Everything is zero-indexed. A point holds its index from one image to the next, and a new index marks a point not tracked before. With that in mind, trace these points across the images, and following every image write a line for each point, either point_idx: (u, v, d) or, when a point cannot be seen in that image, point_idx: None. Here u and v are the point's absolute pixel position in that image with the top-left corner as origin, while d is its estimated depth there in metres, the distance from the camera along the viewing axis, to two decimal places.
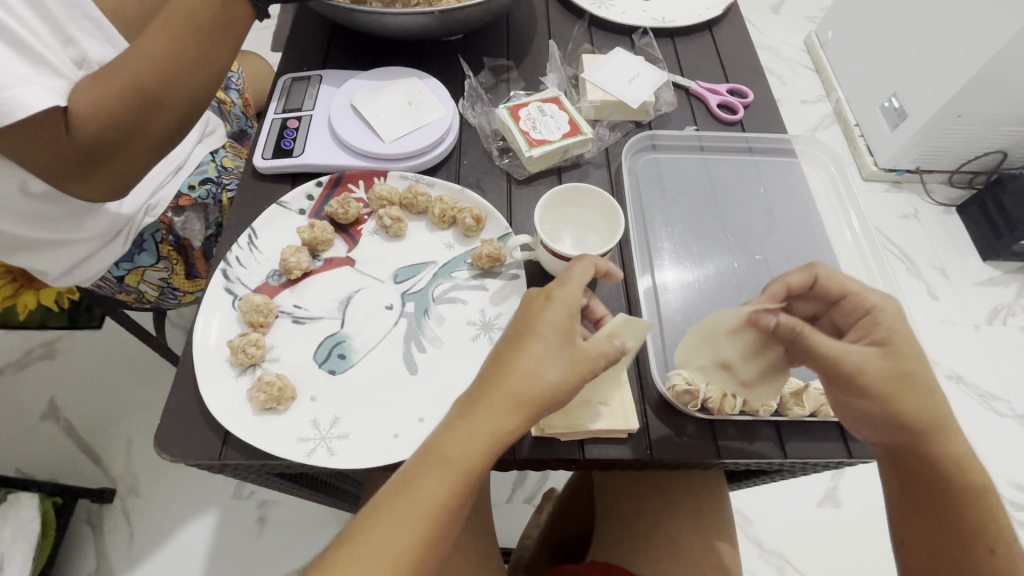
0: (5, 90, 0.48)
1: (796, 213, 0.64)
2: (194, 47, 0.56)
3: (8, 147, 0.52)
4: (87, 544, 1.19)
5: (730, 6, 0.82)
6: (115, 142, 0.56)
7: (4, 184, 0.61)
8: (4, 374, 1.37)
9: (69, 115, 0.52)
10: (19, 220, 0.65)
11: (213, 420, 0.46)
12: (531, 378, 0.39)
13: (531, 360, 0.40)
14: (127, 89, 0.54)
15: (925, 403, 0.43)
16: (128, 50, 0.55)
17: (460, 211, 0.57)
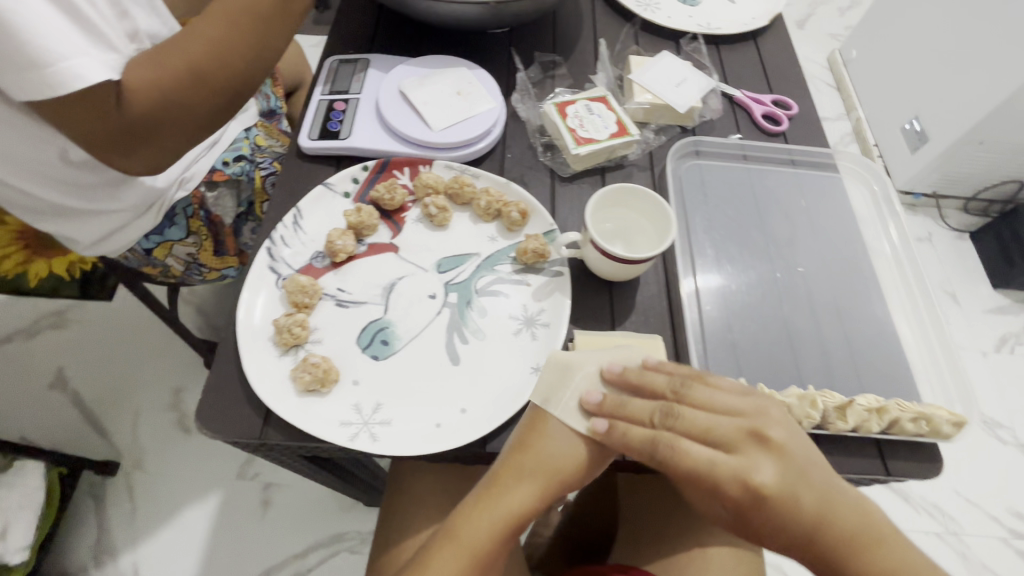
0: (66, 59, 0.48)
1: (836, 226, 0.64)
2: (250, 31, 0.55)
3: (58, 115, 0.52)
4: (88, 515, 1.18)
5: (774, 17, 0.82)
6: (164, 122, 0.55)
7: (45, 151, 0.60)
8: (13, 341, 1.36)
9: (120, 89, 0.51)
10: (56, 187, 0.65)
11: (254, 398, 0.46)
12: (548, 455, 0.44)
13: (549, 438, 0.44)
14: (181, 68, 0.53)
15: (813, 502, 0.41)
16: (183, 29, 0.54)
17: (506, 204, 0.57)
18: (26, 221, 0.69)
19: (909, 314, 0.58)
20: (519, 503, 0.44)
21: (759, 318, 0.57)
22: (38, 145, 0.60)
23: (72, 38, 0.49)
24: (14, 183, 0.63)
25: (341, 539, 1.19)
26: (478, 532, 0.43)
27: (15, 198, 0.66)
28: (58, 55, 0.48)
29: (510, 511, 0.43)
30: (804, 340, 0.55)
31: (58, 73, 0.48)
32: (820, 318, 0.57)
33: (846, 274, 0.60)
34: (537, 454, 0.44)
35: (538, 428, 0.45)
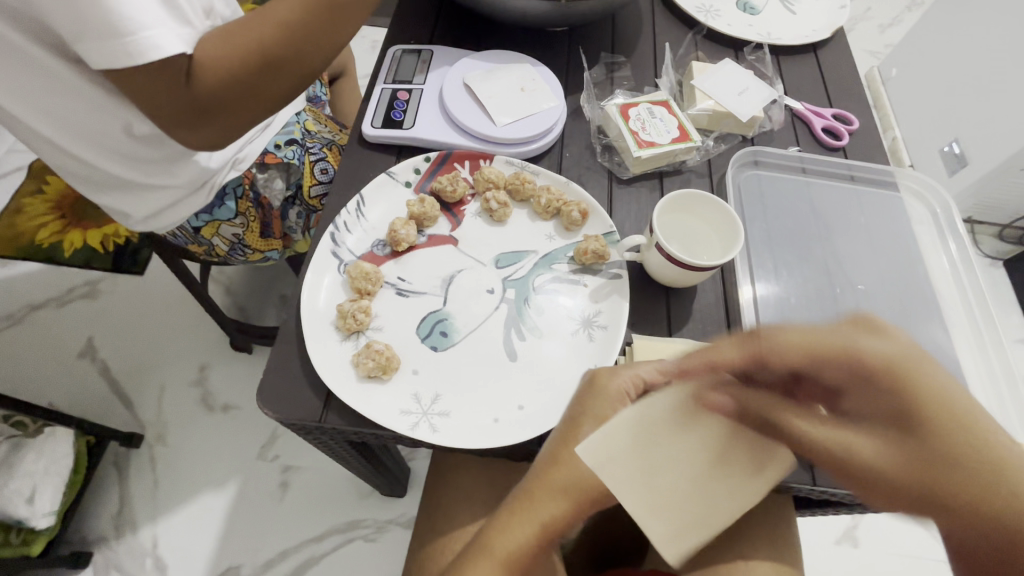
0: (145, 29, 0.48)
1: (896, 245, 0.63)
2: (325, 15, 0.54)
3: (127, 84, 0.51)
4: (111, 485, 1.20)
5: (836, 31, 0.81)
6: (230, 102, 0.55)
7: (110, 122, 0.61)
8: (45, 309, 1.38)
9: (191, 63, 0.51)
10: (116, 159, 0.65)
11: (316, 382, 0.46)
12: (579, 475, 0.41)
13: (583, 457, 0.41)
14: (253, 48, 0.52)
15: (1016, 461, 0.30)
16: (257, 8, 0.54)
17: (566, 203, 0.57)
18: (82, 191, 0.70)
19: (970, 339, 0.57)
20: (550, 517, 0.41)
21: None
22: (103, 116, 0.60)
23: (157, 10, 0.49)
24: (76, 152, 0.63)
25: (356, 527, 1.19)
26: (510, 550, 0.41)
27: (75, 167, 0.66)
28: (138, 25, 0.47)
29: (541, 525, 0.41)
30: None
31: (134, 43, 0.48)
32: None
33: (906, 294, 0.59)
34: (566, 473, 0.41)
35: (570, 443, 0.42)
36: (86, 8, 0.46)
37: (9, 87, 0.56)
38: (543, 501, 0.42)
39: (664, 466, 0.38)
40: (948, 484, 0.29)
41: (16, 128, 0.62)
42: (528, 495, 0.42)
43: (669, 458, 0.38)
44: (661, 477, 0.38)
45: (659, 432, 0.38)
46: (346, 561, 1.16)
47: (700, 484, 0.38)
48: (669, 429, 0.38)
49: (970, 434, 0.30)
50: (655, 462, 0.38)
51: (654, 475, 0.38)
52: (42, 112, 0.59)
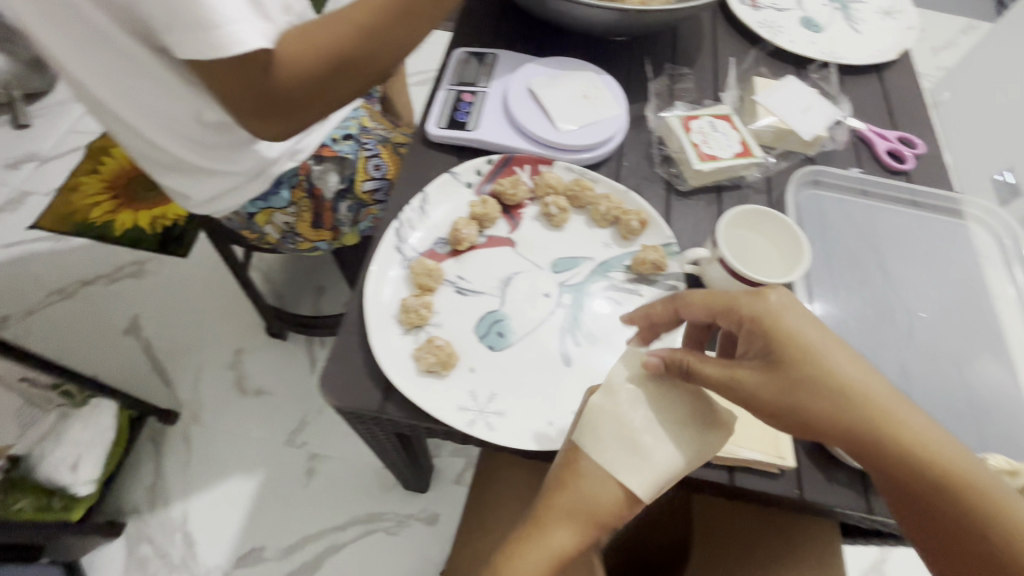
0: (231, 22, 0.49)
1: (960, 275, 0.61)
2: (400, 21, 0.55)
3: (208, 75, 0.52)
4: (147, 459, 1.24)
5: (902, 52, 0.79)
6: (303, 97, 0.56)
7: (183, 110, 0.63)
8: (94, 285, 1.43)
9: (272, 58, 0.52)
10: (186, 144, 0.67)
11: (377, 373, 0.47)
12: (586, 496, 0.41)
13: (588, 477, 0.41)
14: (331, 50, 0.54)
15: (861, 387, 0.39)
16: (337, 10, 0.55)
17: (625, 212, 0.57)
18: (152, 175, 0.73)
19: None
20: (563, 543, 0.41)
21: (872, 358, 0.55)
22: (177, 101, 0.62)
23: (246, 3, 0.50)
24: (149, 135, 0.66)
25: (378, 519, 1.20)
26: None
27: (148, 151, 0.69)
28: (225, 18, 0.48)
29: (554, 554, 0.41)
30: (921, 389, 0.53)
31: (221, 37, 0.49)
32: (940, 368, 0.55)
33: (970, 326, 0.58)
34: (574, 494, 0.41)
35: (575, 463, 0.42)
36: (181, 3, 0.47)
37: (97, 71, 0.59)
38: (551, 524, 0.42)
39: (636, 433, 0.42)
40: (801, 403, 0.39)
41: (99, 111, 0.66)
42: (537, 520, 0.42)
43: (642, 424, 0.42)
44: (641, 439, 0.42)
45: (624, 408, 0.43)
46: (367, 552, 1.17)
47: (679, 448, 0.42)
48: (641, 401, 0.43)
49: (827, 367, 0.39)
50: (630, 430, 0.42)
51: (631, 437, 0.42)
52: (124, 96, 0.62)
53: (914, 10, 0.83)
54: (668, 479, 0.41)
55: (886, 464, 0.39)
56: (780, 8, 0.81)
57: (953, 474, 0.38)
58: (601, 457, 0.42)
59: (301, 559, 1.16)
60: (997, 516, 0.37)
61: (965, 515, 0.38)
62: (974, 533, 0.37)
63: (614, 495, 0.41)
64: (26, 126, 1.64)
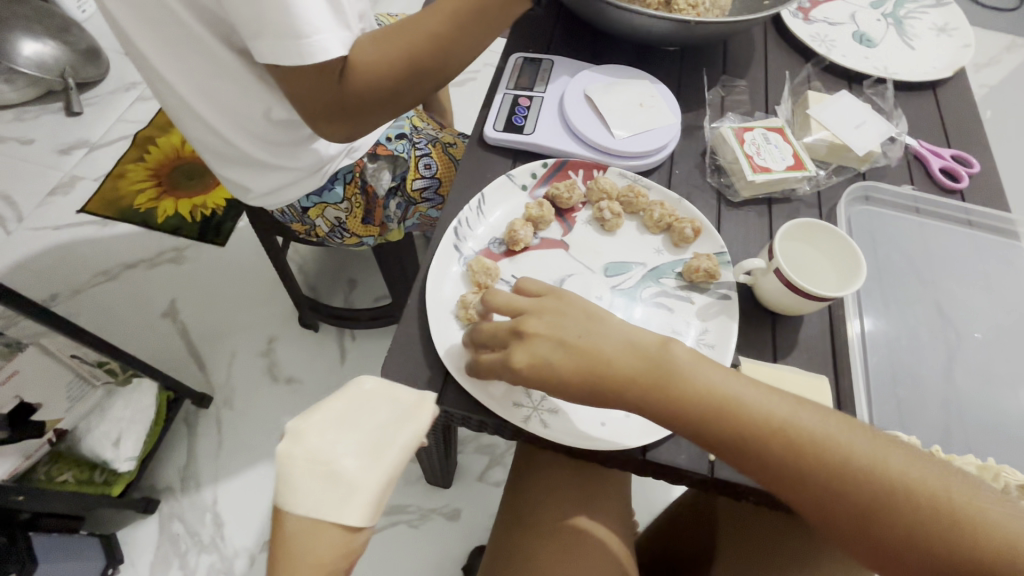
0: (316, 32, 0.51)
1: (1015, 296, 0.60)
2: (468, 30, 0.57)
3: (287, 80, 0.55)
4: (180, 440, 1.27)
5: (957, 70, 0.78)
6: (373, 103, 0.58)
7: (254, 108, 0.65)
8: (135, 269, 1.48)
9: (347, 65, 0.55)
10: (253, 141, 0.70)
11: (436, 367, 0.48)
12: (304, 563, 0.34)
13: (306, 536, 0.35)
14: (403, 58, 0.56)
15: (630, 363, 0.43)
16: (407, 20, 0.57)
17: (678, 220, 0.58)
18: (216, 168, 0.76)
19: None
20: None
21: (922, 376, 0.55)
22: (250, 101, 0.65)
23: (328, 9, 0.53)
24: (219, 130, 0.69)
25: (400, 511, 1.19)
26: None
27: (216, 145, 0.72)
28: (311, 28, 0.51)
29: None
30: (973, 409, 0.53)
31: (305, 45, 0.51)
32: (994, 391, 0.54)
33: None
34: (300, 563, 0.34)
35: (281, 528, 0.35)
36: (269, 11, 0.49)
37: (179, 67, 0.62)
38: None
39: (338, 466, 0.37)
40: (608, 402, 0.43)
41: (175, 108, 0.69)
42: None
43: (332, 450, 0.37)
44: (340, 467, 0.37)
45: (305, 451, 0.37)
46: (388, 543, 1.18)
47: (379, 459, 0.38)
48: (329, 422, 0.39)
49: (592, 354, 0.43)
50: (331, 461, 0.37)
51: (323, 474, 0.36)
52: (201, 92, 0.65)
53: (970, 28, 0.83)
54: (381, 490, 0.38)
55: (681, 426, 0.42)
56: (833, 22, 0.81)
57: (732, 412, 0.41)
58: (304, 506, 0.35)
59: None
60: (787, 433, 0.40)
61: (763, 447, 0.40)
62: (776, 455, 0.40)
63: (336, 540, 0.35)
64: (78, 113, 1.70)
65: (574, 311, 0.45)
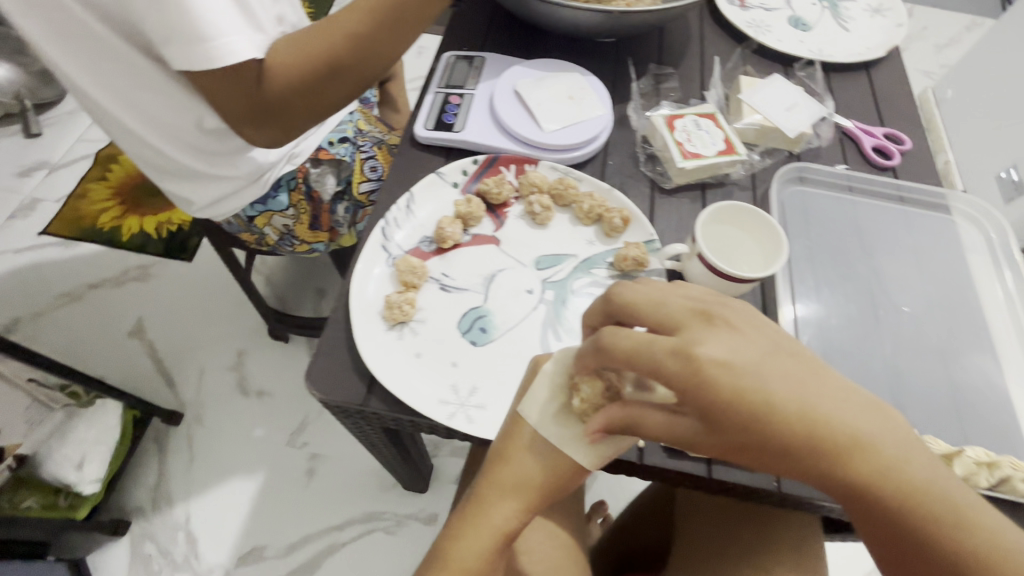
0: (224, 35, 0.50)
1: (947, 270, 0.61)
2: (389, 30, 0.56)
3: (205, 86, 0.54)
4: (151, 459, 1.25)
5: (890, 50, 0.79)
6: (295, 104, 0.57)
7: (183, 117, 0.64)
8: (100, 289, 1.46)
9: (264, 67, 0.54)
10: (187, 151, 0.69)
11: (361, 369, 0.48)
12: (523, 469, 0.43)
13: (529, 452, 0.43)
14: (322, 58, 0.55)
15: (795, 419, 0.35)
16: (327, 20, 0.56)
17: (608, 210, 0.58)
18: (155, 179, 0.74)
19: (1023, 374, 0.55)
20: (501, 521, 0.42)
21: (854, 352, 0.55)
22: (178, 110, 0.63)
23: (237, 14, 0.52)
24: (148, 140, 0.67)
25: (376, 518, 1.21)
26: (467, 559, 0.41)
27: (150, 155, 0.70)
28: (219, 31, 0.50)
29: (493, 531, 0.42)
30: (905, 382, 0.54)
31: (214, 50, 0.50)
32: (925, 364, 0.55)
33: (955, 321, 0.58)
34: (514, 470, 0.43)
35: (512, 440, 0.44)
36: (176, 17, 0.49)
37: (99, 78, 0.61)
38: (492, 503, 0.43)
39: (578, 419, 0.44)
40: (742, 436, 0.36)
41: (105, 122, 0.68)
42: (477, 497, 0.43)
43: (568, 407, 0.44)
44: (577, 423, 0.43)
45: (556, 397, 0.44)
46: (362, 552, 1.18)
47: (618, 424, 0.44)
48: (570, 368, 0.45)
49: (750, 382, 0.35)
50: (572, 409, 0.43)
51: (562, 418, 0.43)
52: (126, 104, 0.63)
53: (903, 8, 0.84)
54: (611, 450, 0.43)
55: (822, 477, 0.36)
56: (768, 7, 0.82)
57: (885, 466, 0.35)
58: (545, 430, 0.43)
59: (302, 558, 1.17)
60: (924, 504, 0.35)
61: (908, 519, 0.36)
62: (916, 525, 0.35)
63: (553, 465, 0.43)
64: (37, 135, 1.68)
65: (729, 344, 0.36)
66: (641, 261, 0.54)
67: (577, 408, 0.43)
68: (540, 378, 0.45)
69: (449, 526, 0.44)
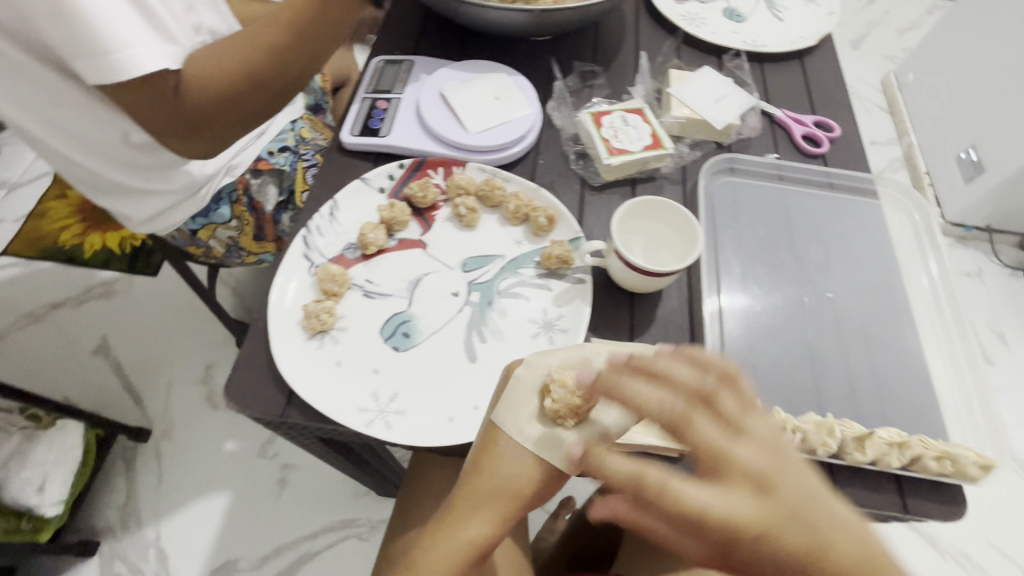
0: (128, 46, 0.50)
1: (872, 254, 0.62)
2: (309, 39, 0.56)
3: (120, 99, 0.54)
4: (118, 479, 1.14)
5: (823, 38, 0.80)
6: (217, 117, 0.56)
7: (107, 131, 0.63)
8: (63, 308, 1.32)
9: (180, 80, 0.53)
10: (116, 167, 0.67)
11: (280, 380, 0.48)
12: (498, 480, 0.41)
13: (501, 462, 0.41)
14: (241, 70, 0.54)
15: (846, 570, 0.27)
16: (246, 29, 0.56)
17: (534, 209, 0.58)
18: (87, 196, 0.72)
19: (944, 353, 0.56)
20: (473, 533, 0.40)
21: (779, 340, 0.56)
22: (101, 125, 0.63)
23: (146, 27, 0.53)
24: (73, 158, 0.66)
25: (348, 525, 1.12)
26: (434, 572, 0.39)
27: (78, 173, 0.68)
28: (122, 43, 0.50)
29: (461, 543, 0.40)
30: (828, 368, 0.54)
31: (118, 62, 0.50)
32: (848, 349, 0.56)
33: (877, 305, 0.59)
34: (488, 479, 0.41)
35: (487, 450, 0.42)
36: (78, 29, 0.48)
37: (14, 94, 0.59)
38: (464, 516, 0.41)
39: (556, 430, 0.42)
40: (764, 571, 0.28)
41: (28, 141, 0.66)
42: (449, 510, 0.42)
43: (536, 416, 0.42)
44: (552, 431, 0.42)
45: (531, 401, 0.43)
46: (338, 562, 1.08)
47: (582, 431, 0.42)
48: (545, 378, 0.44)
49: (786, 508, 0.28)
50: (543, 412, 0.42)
51: (537, 422, 0.42)
52: (44, 120, 0.61)
53: None
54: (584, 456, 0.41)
55: None
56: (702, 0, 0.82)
57: None
58: (514, 436, 0.42)
59: None
60: None
61: None
62: None
63: (525, 472, 0.41)
64: None
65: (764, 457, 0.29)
66: (565, 258, 0.54)
67: (551, 411, 0.42)
68: (515, 385, 0.43)
69: (421, 537, 0.42)
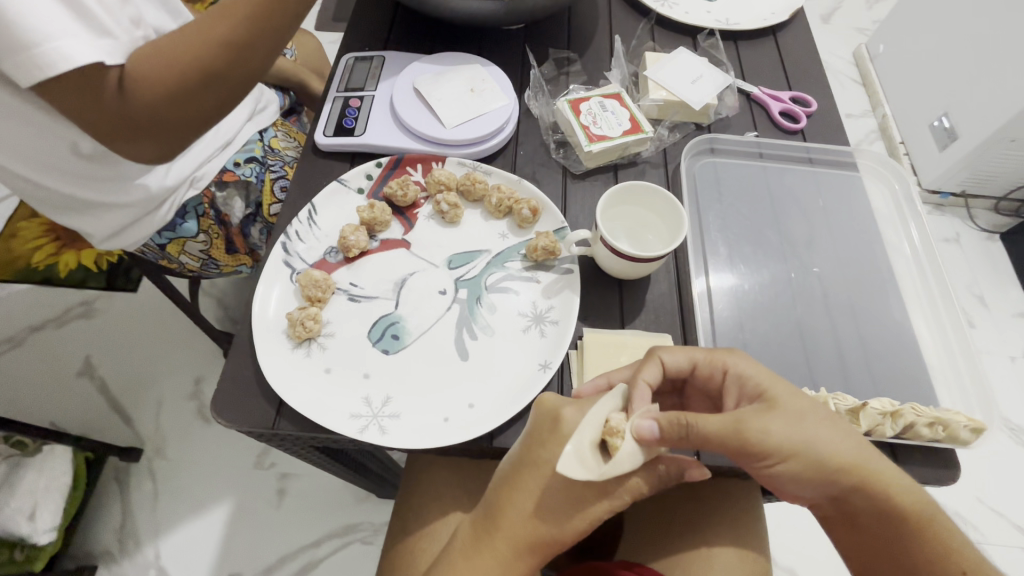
0: (53, 39, 0.44)
1: (854, 226, 0.62)
2: (267, 29, 0.51)
3: (57, 100, 0.47)
4: (113, 501, 1.11)
5: (796, 12, 0.79)
6: (168, 119, 0.50)
7: (54, 143, 0.58)
8: (43, 331, 1.27)
9: (123, 81, 0.47)
10: (67, 179, 0.62)
11: (267, 390, 0.47)
12: (541, 527, 0.43)
13: (547, 511, 0.43)
14: (194, 66, 0.48)
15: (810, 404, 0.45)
16: (194, 21, 0.50)
17: (517, 201, 0.57)
18: (43, 214, 0.67)
19: (929, 317, 0.57)
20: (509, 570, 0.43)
21: (767, 318, 0.56)
22: (46, 138, 0.57)
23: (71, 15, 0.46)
24: (19, 172, 0.60)
25: (351, 530, 1.11)
26: None
27: (29, 191, 0.63)
28: (43, 35, 0.43)
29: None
30: (817, 342, 0.55)
31: (44, 56, 0.44)
32: (836, 322, 0.56)
33: (862, 277, 0.59)
34: (519, 523, 0.43)
35: (518, 491, 0.43)
36: None
37: None
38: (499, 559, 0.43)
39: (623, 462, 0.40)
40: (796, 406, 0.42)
41: None
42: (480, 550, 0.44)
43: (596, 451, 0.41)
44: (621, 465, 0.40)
45: (594, 454, 0.41)
46: (344, 567, 1.08)
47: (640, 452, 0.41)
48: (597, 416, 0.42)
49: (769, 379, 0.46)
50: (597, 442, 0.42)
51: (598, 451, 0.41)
52: None
53: None
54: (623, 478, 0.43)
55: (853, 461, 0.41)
56: None
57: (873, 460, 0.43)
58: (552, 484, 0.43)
59: None
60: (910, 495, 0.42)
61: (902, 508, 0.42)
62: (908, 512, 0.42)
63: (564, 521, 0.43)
64: None
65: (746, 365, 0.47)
66: (552, 250, 0.54)
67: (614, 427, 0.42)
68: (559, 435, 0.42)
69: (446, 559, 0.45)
